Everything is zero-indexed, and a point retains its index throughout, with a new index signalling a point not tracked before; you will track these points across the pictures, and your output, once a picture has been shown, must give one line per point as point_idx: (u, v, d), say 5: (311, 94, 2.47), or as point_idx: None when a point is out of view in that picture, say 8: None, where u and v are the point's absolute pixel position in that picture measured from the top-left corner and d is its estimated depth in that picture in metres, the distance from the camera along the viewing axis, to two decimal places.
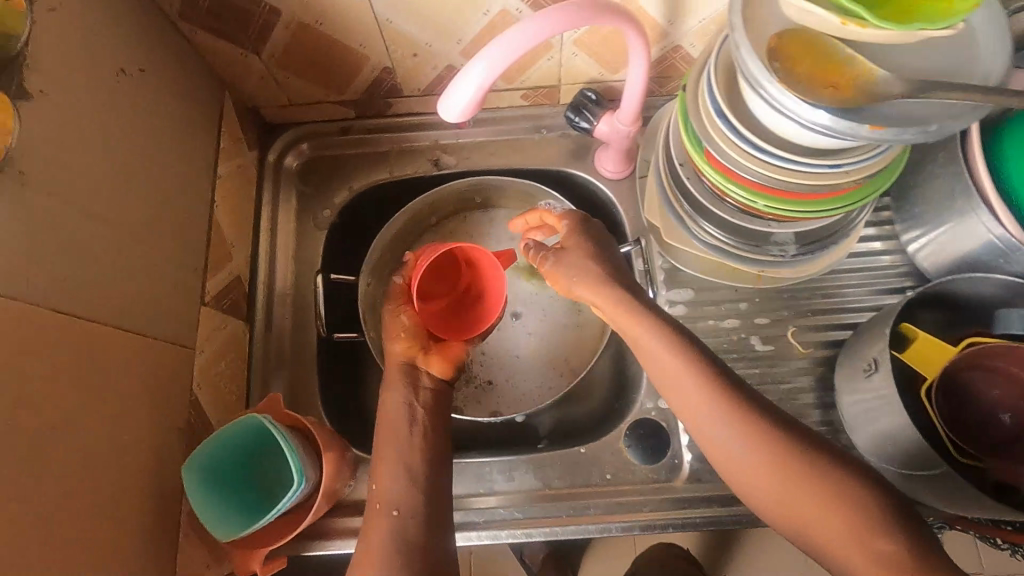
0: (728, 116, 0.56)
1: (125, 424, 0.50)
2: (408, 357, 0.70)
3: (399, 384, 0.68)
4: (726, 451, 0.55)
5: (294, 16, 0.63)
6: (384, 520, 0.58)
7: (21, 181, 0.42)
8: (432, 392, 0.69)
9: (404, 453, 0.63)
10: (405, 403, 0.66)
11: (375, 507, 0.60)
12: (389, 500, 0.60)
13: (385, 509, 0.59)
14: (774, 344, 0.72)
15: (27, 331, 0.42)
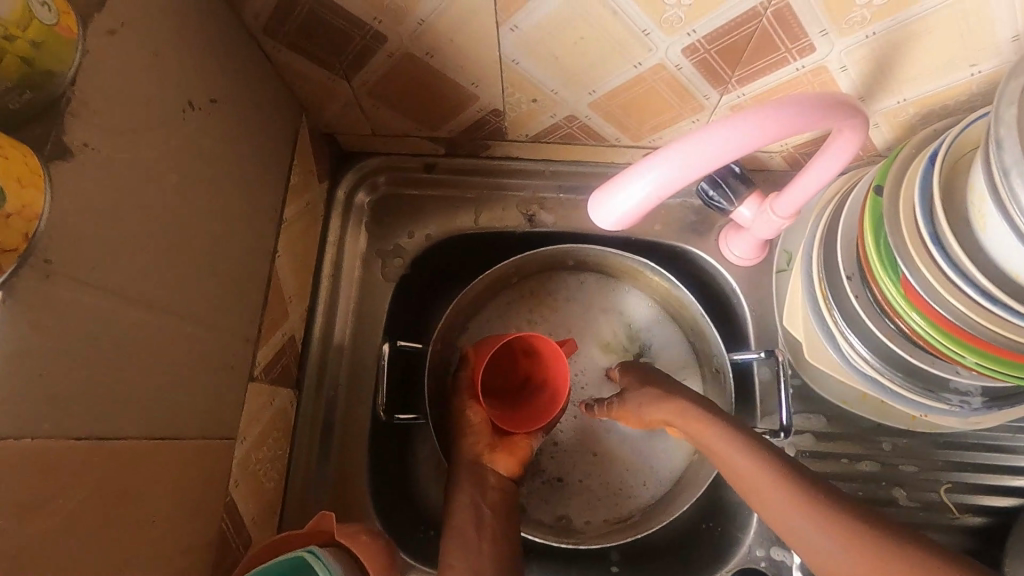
0: (947, 239, 0.43)
1: (149, 559, 0.40)
2: (475, 455, 0.60)
3: (465, 485, 0.58)
4: (820, 553, 0.42)
5: (401, 45, 0.51)
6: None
7: (45, 273, 0.31)
8: (499, 493, 0.59)
9: (468, 550, 0.53)
10: (472, 503, 0.57)
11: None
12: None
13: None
14: (920, 503, 0.60)
15: (37, 475, 0.31)
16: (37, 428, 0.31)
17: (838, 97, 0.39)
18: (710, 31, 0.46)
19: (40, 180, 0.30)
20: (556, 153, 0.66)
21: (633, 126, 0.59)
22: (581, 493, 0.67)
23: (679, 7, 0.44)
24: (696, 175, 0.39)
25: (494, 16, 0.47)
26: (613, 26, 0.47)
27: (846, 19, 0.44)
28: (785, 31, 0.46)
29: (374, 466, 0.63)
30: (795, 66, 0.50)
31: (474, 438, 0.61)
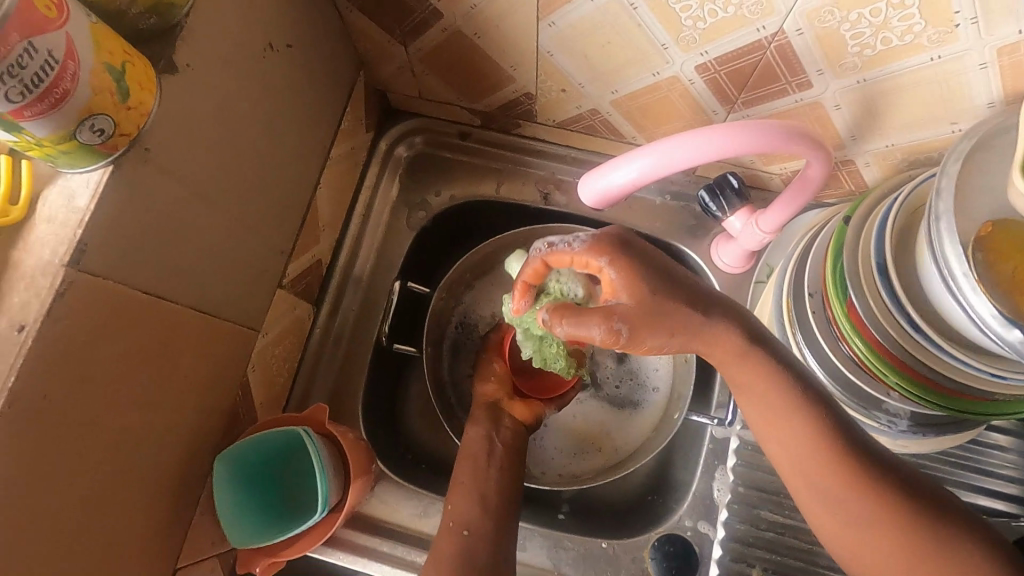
0: (892, 276, 0.49)
1: (179, 402, 0.49)
2: (494, 398, 0.68)
3: (481, 420, 0.65)
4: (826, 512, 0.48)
5: (454, 23, 0.59)
6: (452, 538, 0.55)
7: (144, 158, 0.40)
8: (513, 434, 0.65)
9: (479, 474, 0.60)
10: (486, 436, 0.63)
11: (446, 525, 0.57)
12: (455, 512, 0.57)
13: (455, 528, 0.56)
14: None
15: (116, 310, 0.40)
16: (120, 276, 0.40)
17: (800, 133, 0.47)
18: (720, 55, 0.53)
19: (152, 85, 0.39)
20: (578, 141, 0.73)
21: (648, 129, 0.66)
22: (543, 447, 0.75)
23: (694, 29, 0.51)
24: (671, 172, 0.48)
25: (536, 12, 0.54)
26: (637, 36, 0.54)
27: (839, 62, 0.50)
28: (785, 65, 0.52)
29: (369, 385, 0.72)
30: (794, 98, 0.56)
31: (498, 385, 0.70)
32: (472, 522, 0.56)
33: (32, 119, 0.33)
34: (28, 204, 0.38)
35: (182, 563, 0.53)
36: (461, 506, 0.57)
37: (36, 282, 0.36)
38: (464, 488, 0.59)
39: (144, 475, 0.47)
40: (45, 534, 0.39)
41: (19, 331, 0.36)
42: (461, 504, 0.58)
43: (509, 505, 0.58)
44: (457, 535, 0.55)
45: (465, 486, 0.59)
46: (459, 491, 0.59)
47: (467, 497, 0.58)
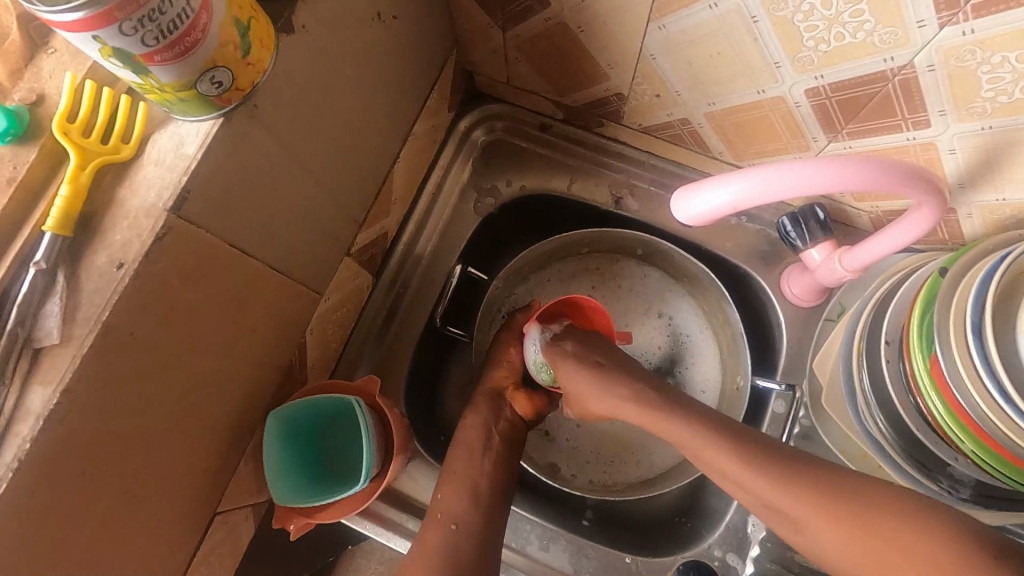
0: (988, 337, 0.46)
1: (243, 353, 0.50)
2: (499, 386, 0.67)
3: (494, 413, 0.64)
4: None
5: (560, 14, 0.57)
6: (442, 534, 0.55)
7: (251, 113, 0.41)
8: (511, 428, 0.65)
9: (470, 472, 0.60)
10: (484, 426, 0.63)
11: (434, 516, 0.57)
12: (445, 502, 0.58)
13: (445, 521, 0.56)
14: None
15: (203, 256, 0.41)
16: (212, 227, 0.41)
17: (918, 175, 0.44)
18: (837, 81, 0.50)
19: (270, 44, 0.40)
20: (660, 149, 0.71)
21: (739, 147, 0.64)
22: (573, 447, 0.75)
23: (816, 51, 0.48)
24: (779, 198, 0.44)
25: (648, 12, 0.53)
26: (750, 51, 0.51)
27: (968, 106, 0.46)
28: (906, 100, 0.49)
29: (415, 362, 0.72)
30: (906, 136, 0.52)
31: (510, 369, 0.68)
32: (461, 517, 0.56)
33: (161, 65, 0.33)
34: (138, 145, 0.39)
35: (221, 508, 0.54)
36: (456, 501, 0.57)
37: (138, 223, 0.37)
38: (457, 486, 0.59)
39: (203, 418, 0.48)
40: (110, 465, 0.40)
41: (118, 268, 0.37)
42: (455, 497, 0.58)
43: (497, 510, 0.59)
44: (445, 529, 0.55)
45: (454, 483, 0.59)
46: (451, 482, 0.59)
47: (463, 493, 0.58)
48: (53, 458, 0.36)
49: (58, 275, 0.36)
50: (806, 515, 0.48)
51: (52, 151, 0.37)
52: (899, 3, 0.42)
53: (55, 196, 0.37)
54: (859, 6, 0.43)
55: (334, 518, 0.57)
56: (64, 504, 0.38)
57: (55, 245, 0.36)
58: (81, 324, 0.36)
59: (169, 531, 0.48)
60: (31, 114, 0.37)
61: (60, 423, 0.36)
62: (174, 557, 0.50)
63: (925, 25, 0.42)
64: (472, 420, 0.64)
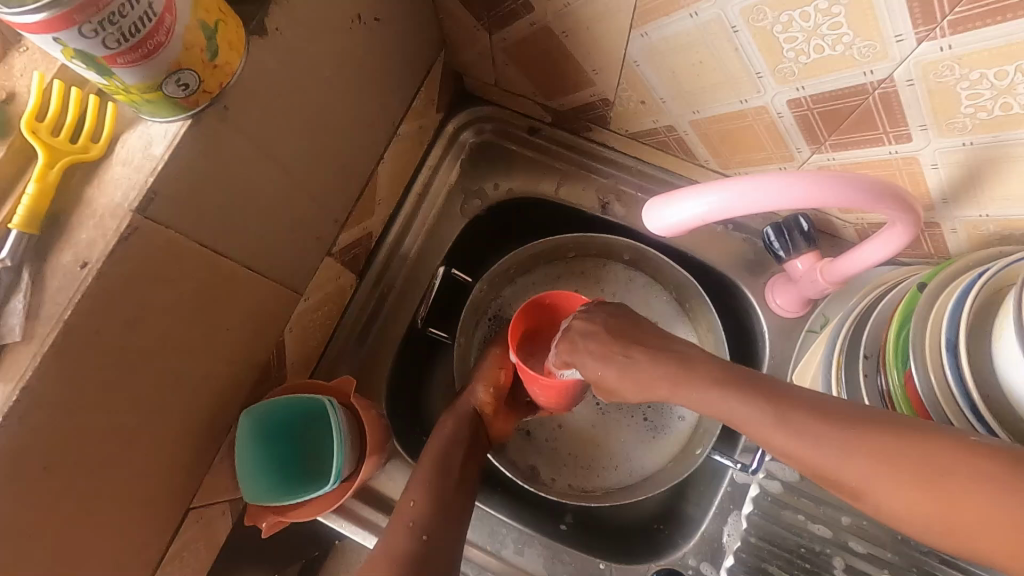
0: (962, 356, 0.45)
1: (217, 352, 0.50)
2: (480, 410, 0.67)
3: None
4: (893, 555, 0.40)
5: (544, 18, 0.57)
6: (410, 542, 0.54)
7: (222, 116, 0.41)
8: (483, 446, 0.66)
9: (433, 476, 0.59)
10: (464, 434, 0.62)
11: (396, 520, 0.56)
12: (415, 509, 0.57)
13: (415, 532, 0.55)
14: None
15: (172, 256, 0.41)
16: (181, 228, 0.41)
17: (890, 192, 0.44)
18: (818, 93, 0.50)
19: (241, 47, 0.40)
20: (648, 154, 0.71)
21: (724, 154, 0.63)
22: (553, 451, 0.75)
23: (795, 63, 0.48)
24: (749, 211, 0.44)
25: (631, 19, 0.52)
26: (732, 59, 0.51)
27: (948, 121, 0.46)
28: (886, 114, 0.48)
29: (397, 362, 0.72)
30: (888, 149, 0.52)
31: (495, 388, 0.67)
32: (431, 527, 0.56)
33: (124, 67, 0.33)
34: (108, 144, 0.39)
35: (195, 504, 0.54)
36: (422, 509, 0.57)
37: (104, 222, 0.38)
38: (420, 489, 0.58)
39: (173, 415, 0.48)
40: (75, 460, 0.40)
41: (82, 267, 0.37)
42: (422, 505, 0.57)
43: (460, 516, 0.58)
44: (414, 539, 0.54)
45: (416, 489, 0.59)
46: (420, 488, 0.58)
47: (430, 498, 0.58)
48: (15, 454, 0.36)
49: (23, 272, 0.37)
50: (868, 480, 0.39)
51: (21, 149, 0.37)
52: (876, 18, 0.41)
53: (22, 194, 0.37)
54: (837, 20, 0.43)
55: (307, 517, 0.57)
56: (26, 498, 0.38)
57: (21, 242, 0.36)
58: (44, 323, 0.36)
59: (140, 527, 0.49)
60: (2, 112, 0.37)
61: (21, 420, 0.36)
62: (144, 552, 0.50)
63: (902, 40, 0.42)
64: (441, 429, 0.64)
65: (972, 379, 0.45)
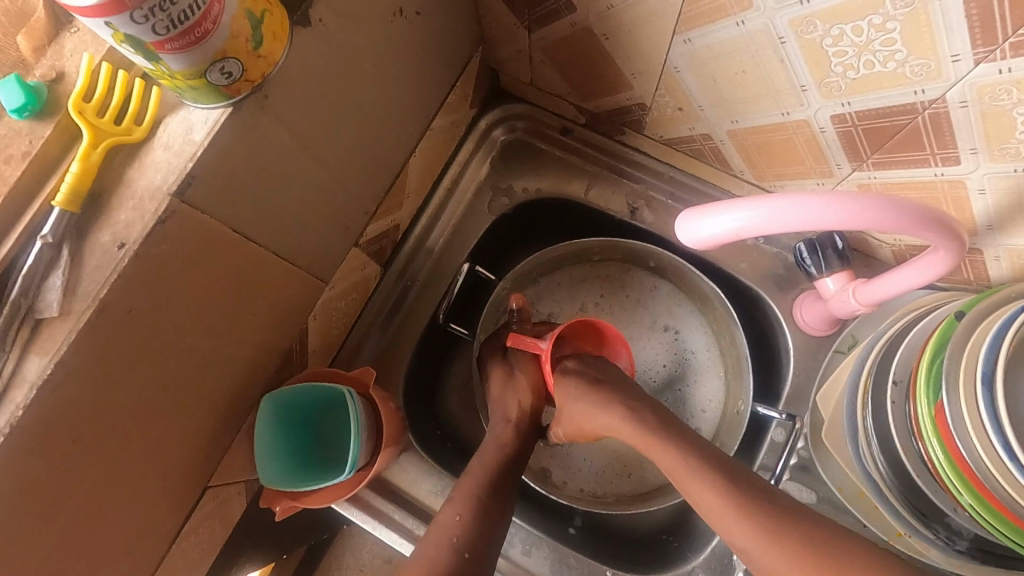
0: (998, 392, 0.44)
1: (243, 336, 0.51)
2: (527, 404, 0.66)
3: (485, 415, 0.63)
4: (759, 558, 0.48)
5: (586, 20, 0.56)
6: (451, 557, 0.52)
7: (261, 104, 0.42)
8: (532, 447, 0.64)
9: (476, 491, 0.57)
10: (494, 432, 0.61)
11: (438, 534, 0.54)
12: (459, 525, 0.54)
13: (459, 549, 0.52)
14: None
15: (205, 239, 0.42)
16: (215, 211, 0.42)
17: (933, 218, 0.43)
18: (864, 109, 0.48)
19: (284, 37, 0.41)
20: (681, 162, 0.70)
21: (761, 166, 0.62)
22: (567, 453, 0.74)
23: (843, 77, 0.47)
24: (786, 230, 0.43)
25: (674, 24, 0.51)
26: (776, 71, 0.50)
27: (1001, 146, 0.44)
28: (935, 135, 0.47)
29: (417, 355, 0.73)
30: (934, 171, 0.50)
31: (532, 399, 0.67)
32: (475, 546, 0.53)
33: (172, 53, 0.34)
34: (150, 127, 0.40)
35: (213, 483, 0.55)
36: (467, 526, 0.54)
37: (143, 205, 0.38)
38: (465, 505, 0.56)
39: (198, 395, 0.49)
40: (103, 433, 0.41)
41: (119, 247, 0.38)
42: (467, 521, 0.54)
43: (500, 530, 0.56)
44: (456, 556, 0.52)
45: (461, 504, 0.56)
46: (464, 505, 0.56)
47: (474, 515, 0.55)
48: (45, 425, 0.37)
49: (63, 249, 0.37)
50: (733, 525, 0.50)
51: (66, 127, 0.38)
52: (933, 35, 0.40)
53: (67, 172, 0.38)
54: (891, 36, 0.41)
55: (320, 504, 0.58)
56: (55, 469, 0.39)
57: (63, 220, 0.37)
58: (81, 300, 0.37)
59: (161, 501, 0.50)
60: (50, 90, 0.38)
61: (54, 393, 0.37)
62: (161, 527, 0.51)
63: (959, 60, 0.40)
64: (488, 446, 0.62)
65: (1005, 413, 0.44)
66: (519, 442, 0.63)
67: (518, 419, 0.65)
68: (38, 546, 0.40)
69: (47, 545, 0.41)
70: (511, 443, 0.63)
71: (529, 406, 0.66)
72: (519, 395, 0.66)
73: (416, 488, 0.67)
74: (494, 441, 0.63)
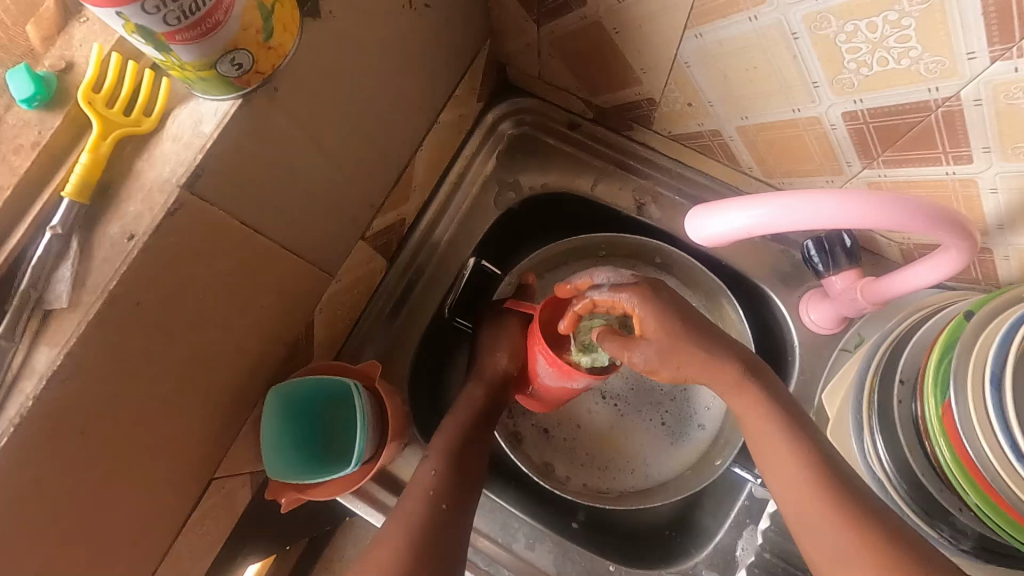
0: (1007, 393, 0.44)
1: (250, 328, 0.51)
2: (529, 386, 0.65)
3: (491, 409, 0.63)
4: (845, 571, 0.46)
5: (596, 13, 0.56)
6: (430, 507, 0.53)
7: (270, 96, 0.41)
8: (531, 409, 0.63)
9: (450, 447, 0.59)
10: None
11: (415, 487, 0.55)
12: (436, 478, 0.56)
13: (435, 500, 0.54)
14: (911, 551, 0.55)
15: (214, 232, 0.42)
16: (224, 204, 0.42)
17: (946, 217, 0.42)
18: (877, 107, 0.48)
19: (294, 30, 0.41)
20: (690, 158, 0.69)
21: (771, 162, 0.61)
22: (569, 448, 0.74)
23: (856, 74, 0.46)
24: (797, 228, 0.43)
25: (686, 19, 0.51)
26: (789, 67, 0.49)
27: (1014, 146, 0.44)
28: (948, 134, 0.46)
29: (421, 349, 0.73)
30: (945, 170, 0.49)
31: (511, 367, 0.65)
32: (450, 498, 0.55)
33: (182, 44, 0.33)
34: (159, 119, 0.39)
35: (219, 474, 0.55)
36: (443, 479, 0.56)
37: (152, 197, 0.38)
38: (441, 461, 0.58)
39: (205, 387, 0.49)
40: (111, 425, 0.42)
41: (129, 239, 0.38)
42: (443, 475, 0.57)
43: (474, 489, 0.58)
44: (434, 506, 0.54)
45: (436, 460, 0.58)
46: (439, 460, 0.58)
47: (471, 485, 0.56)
48: (55, 416, 0.37)
49: (72, 240, 0.37)
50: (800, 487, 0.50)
51: (76, 118, 0.38)
52: (949, 32, 0.39)
53: (76, 164, 0.37)
54: (906, 32, 0.41)
55: (326, 496, 0.58)
56: (63, 459, 0.39)
57: (72, 212, 0.37)
58: (90, 291, 0.37)
59: (168, 492, 0.50)
60: (59, 80, 0.38)
61: (63, 384, 0.37)
62: (168, 517, 0.51)
63: (974, 58, 0.40)
64: (461, 404, 0.65)
65: (1013, 412, 0.44)
66: (490, 402, 0.65)
67: (491, 381, 0.65)
68: (47, 536, 0.40)
69: (56, 535, 0.41)
70: (485, 406, 0.64)
71: (505, 371, 0.65)
72: (496, 358, 0.66)
73: None
74: (467, 400, 0.65)
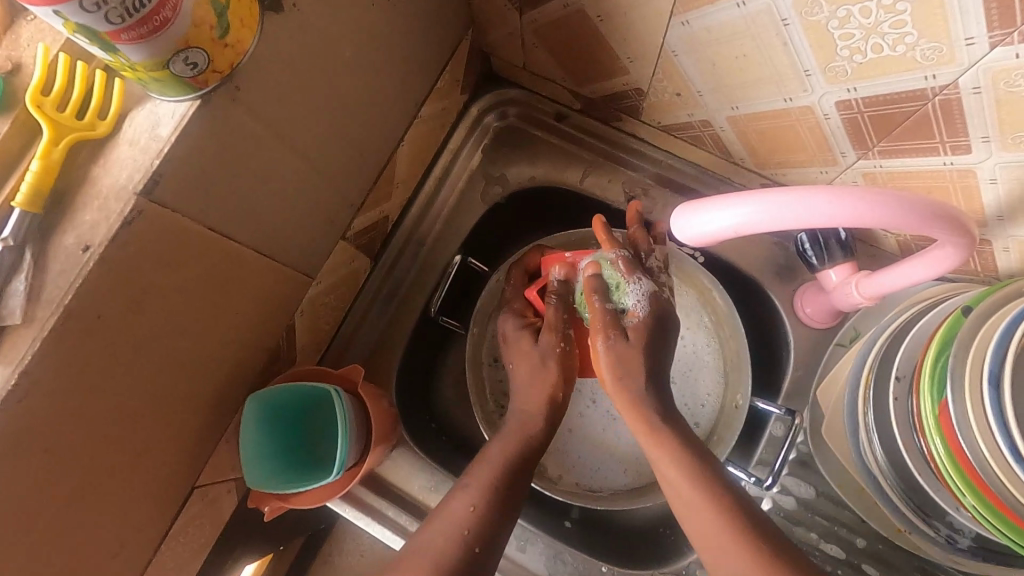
0: (1006, 392, 0.43)
1: (223, 334, 0.49)
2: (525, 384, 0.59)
3: None
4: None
5: (578, 0, 0.54)
6: (462, 554, 0.50)
7: (232, 96, 0.39)
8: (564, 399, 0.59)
9: (490, 476, 0.54)
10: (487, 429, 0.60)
11: (446, 519, 0.52)
12: (472, 515, 0.52)
13: (469, 542, 0.50)
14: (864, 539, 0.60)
15: (176, 237, 0.40)
16: (189, 211, 0.40)
17: (940, 211, 0.41)
18: (871, 95, 0.46)
19: (253, 25, 0.39)
20: (680, 148, 0.67)
21: (763, 152, 0.59)
22: (562, 448, 0.72)
23: (849, 61, 0.44)
24: (784, 227, 0.42)
25: (672, 6, 0.49)
26: (778, 54, 0.47)
27: (1014, 135, 0.41)
28: (946, 122, 0.44)
29: (409, 351, 0.71)
30: (943, 160, 0.47)
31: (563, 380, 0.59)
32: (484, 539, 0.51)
33: (129, 44, 0.31)
34: (116, 122, 0.38)
35: (200, 483, 0.54)
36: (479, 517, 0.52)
37: (108, 205, 0.36)
38: (480, 493, 0.53)
39: (178, 397, 0.48)
40: (77, 441, 0.40)
41: (84, 251, 0.36)
42: (480, 511, 0.52)
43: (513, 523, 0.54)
44: (468, 552, 0.50)
45: (473, 494, 0.53)
46: (479, 492, 0.53)
47: (479, 495, 0.53)
48: (15, 435, 0.36)
49: (25, 252, 0.36)
50: None
51: (26, 123, 0.36)
52: (946, 17, 0.37)
53: (26, 171, 0.36)
54: (901, 17, 0.39)
55: (310, 504, 0.57)
56: (27, 477, 0.38)
57: (24, 222, 0.35)
58: (45, 306, 0.35)
59: (145, 504, 0.49)
60: (6, 84, 0.36)
61: (19, 402, 0.35)
62: (147, 528, 0.50)
63: (973, 43, 0.38)
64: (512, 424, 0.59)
65: (1011, 411, 0.42)
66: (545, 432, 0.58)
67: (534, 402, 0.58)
68: (12, 557, 0.39)
69: (24, 555, 0.40)
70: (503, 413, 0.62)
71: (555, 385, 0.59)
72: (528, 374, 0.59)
73: (409, 485, 0.65)
74: None
